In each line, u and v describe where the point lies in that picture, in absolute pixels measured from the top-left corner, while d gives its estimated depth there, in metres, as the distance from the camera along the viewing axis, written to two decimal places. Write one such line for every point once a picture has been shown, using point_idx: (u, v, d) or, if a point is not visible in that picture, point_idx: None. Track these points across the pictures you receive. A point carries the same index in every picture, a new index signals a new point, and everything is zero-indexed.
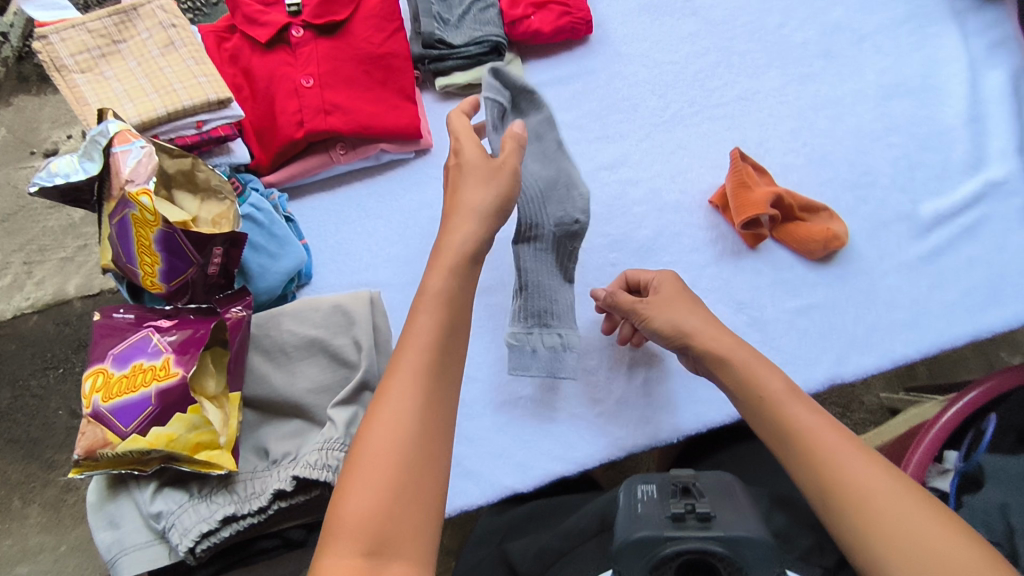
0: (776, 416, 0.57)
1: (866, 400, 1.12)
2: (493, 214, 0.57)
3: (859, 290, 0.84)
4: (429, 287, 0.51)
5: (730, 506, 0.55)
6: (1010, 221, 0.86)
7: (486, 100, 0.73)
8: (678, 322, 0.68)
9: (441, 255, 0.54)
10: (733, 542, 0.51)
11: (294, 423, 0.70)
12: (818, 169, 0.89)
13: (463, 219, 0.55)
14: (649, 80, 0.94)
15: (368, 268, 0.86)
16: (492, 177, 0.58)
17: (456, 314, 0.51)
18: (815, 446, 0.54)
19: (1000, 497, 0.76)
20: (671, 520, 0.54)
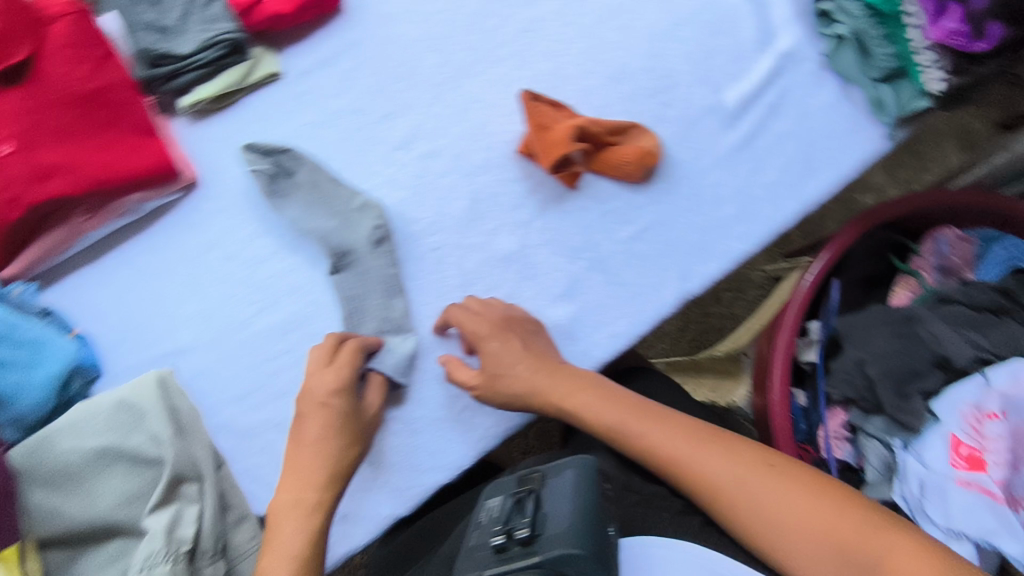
0: (626, 438, 0.65)
1: (754, 277, 1.34)
2: (344, 476, 0.68)
3: (686, 198, 0.81)
4: (286, 550, 0.63)
5: (567, 517, 0.52)
6: (807, 86, 0.84)
7: (253, 173, 0.78)
8: (501, 396, 0.70)
9: (293, 506, 0.65)
10: (554, 564, 0.49)
11: (112, 545, 0.62)
12: (618, 86, 0.83)
13: (322, 482, 0.66)
14: (422, 37, 0.83)
15: (168, 334, 0.75)
16: (355, 440, 0.69)
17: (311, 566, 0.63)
18: (666, 457, 0.63)
19: (857, 354, 0.84)
20: (494, 552, 0.51)
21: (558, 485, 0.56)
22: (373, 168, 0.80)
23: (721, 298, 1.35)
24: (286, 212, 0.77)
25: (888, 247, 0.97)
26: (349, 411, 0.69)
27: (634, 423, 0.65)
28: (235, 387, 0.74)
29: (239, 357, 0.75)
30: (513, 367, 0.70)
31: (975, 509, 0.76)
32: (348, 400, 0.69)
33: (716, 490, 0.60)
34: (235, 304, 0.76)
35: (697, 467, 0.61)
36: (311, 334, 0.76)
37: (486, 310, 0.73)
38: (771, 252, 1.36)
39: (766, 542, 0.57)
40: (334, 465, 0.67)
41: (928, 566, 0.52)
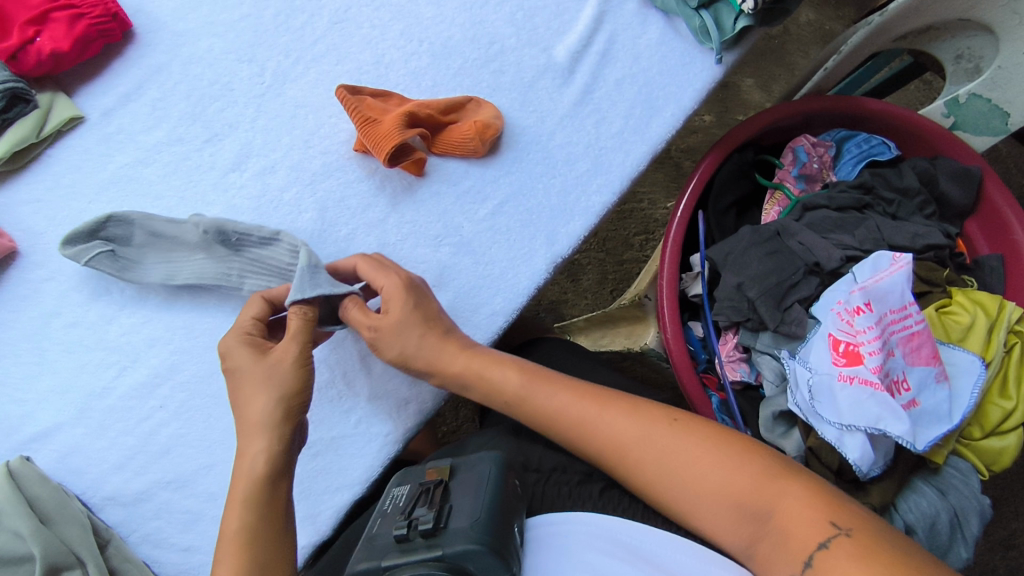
0: (531, 409, 0.65)
1: (658, 215, 1.37)
2: (270, 423, 0.62)
3: (537, 163, 0.80)
4: (227, 531, 0.58)
5: (477, 508, 0.48)
6: (633, 28, 0.84)
7: (92, 262, 0.71)
8: (396, 349, 0.66)
9: (235, 490, 0.60)
10: (456, 563, 0.44)
11: None
12: (445, 62, 0.81)
13: (250, 441, 0.61)
14: (229, 50, 0.79)
15: (26, 418, 0.70)
16: (264, 385, 0.62)
17: (255, 550, 0.58)
18: (570, 423, 0.63)
19: (735, 278, 0.85)
20: (397, 542, 0.46)
21: (469, 477, 0.51)
22: (208, 197, 0.75)
23: (632, 242, 1.36)
24: (154, 276, 0.72)
25: (750, 168, 0.98)
26: (251, 362, 0.63)
27: (538, 393, 0.65)
28: (113, 456, 0.70)
29: (110, 426, 0.71)
30: (416, 329, 0.65)
31: (861, 402, 0.73)
32: (244, 352, 0.64)
33: (619, 451, 0.60)
34: (94, 371, 0.72)
35: (601, 430, 0.61)
36: (181, 383, 0.72)
37: (395, 270, 0.67)
38: (669, 186, 1.39)
39: (665, 499, 0.58)
40: (253, 418, 0.62)
41: (816, 509, 0.53)
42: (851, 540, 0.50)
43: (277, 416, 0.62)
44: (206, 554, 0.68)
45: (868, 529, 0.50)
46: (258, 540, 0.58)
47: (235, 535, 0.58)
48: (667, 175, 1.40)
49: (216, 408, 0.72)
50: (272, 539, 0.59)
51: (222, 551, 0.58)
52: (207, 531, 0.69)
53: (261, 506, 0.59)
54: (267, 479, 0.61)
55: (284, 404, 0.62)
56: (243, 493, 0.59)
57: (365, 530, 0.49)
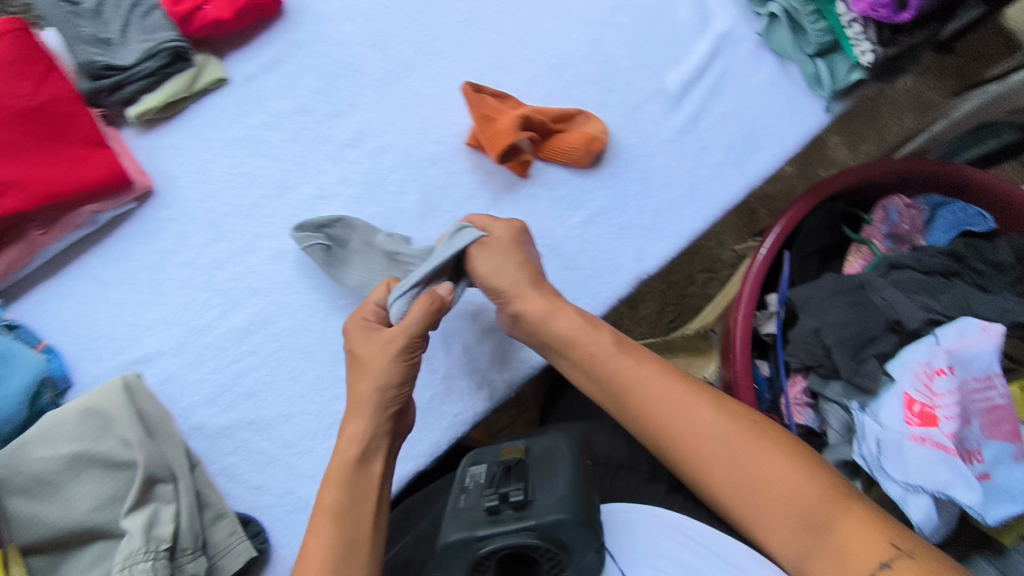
0: (611, 375, 0.64)
1: (725, 256, 1.37)
2: (371, 404, 0.65)
3: (635, 181, 0.83)
4: (322, 504, 0.61)
5: (556, 476, 0.48)
6: (746, 65, 0.86)
7: (308, 249, 0.76)
8: (493, 265, 0.70)
9: (331, 469, 0.63)
10: (548, 529, 0.44)
11: (96, 546, 0.64)
12: (560, 74, 0.85)
13: (354, 421, 0.65)
14: (363, 36, 0.84)
15: (133, 342, 0.76)
16: (371, 365, 0.65)
17: (347, 523, 0.60)
18: (648, 398, 0.62)
19: (813, 322, 0.84)
20: (486, 513, 0.46)
21: (547, 457, 0.50)
22: (324, 167, 0.81)
23: (694, 278, 1.36)
24: (352, 280, 0.77)
25: (840, 218, 0.98)
26: (365, 349, 0.67)
27: (622, 362, 0.65)
28: (204, 390, 0.76)
29: (205, 361, 0.76)
30: (513, 259, 0.70)
31: (931, 464, 0.72)
32: (361, 337, 0.68)
33: (694, 436, 0.59)
34: (199, 309, 0.77)
35: (680, 411, 0.61)
36: (275, 332, 0.77)
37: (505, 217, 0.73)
38: (739, 229, 1.39)
39: (726, 491, 0.57)
40: (360, 397, 0.65)
41: (879, 535, 0.52)
42: (913, 563, 0.50)
43: (381, 400, 0.65)
44: (275, 496, 0.74)
45: (931, 561, 0.50)
46: (352, 516, 0.60)
47: (331, 508, 0.60)
48: (740, 218, 1.39)
49: (303, 362, 0.77)
50: (356, 519, 0.60)
51: (318, 520, 0.60)
52: (281, 472, 0.74)
53: (351, 484, 0.62)
54: (358, 461, 0.63)
55: (389, 389, 0.65)
56: (340, 471, 0.62)
57: (448, 506, 0.48)
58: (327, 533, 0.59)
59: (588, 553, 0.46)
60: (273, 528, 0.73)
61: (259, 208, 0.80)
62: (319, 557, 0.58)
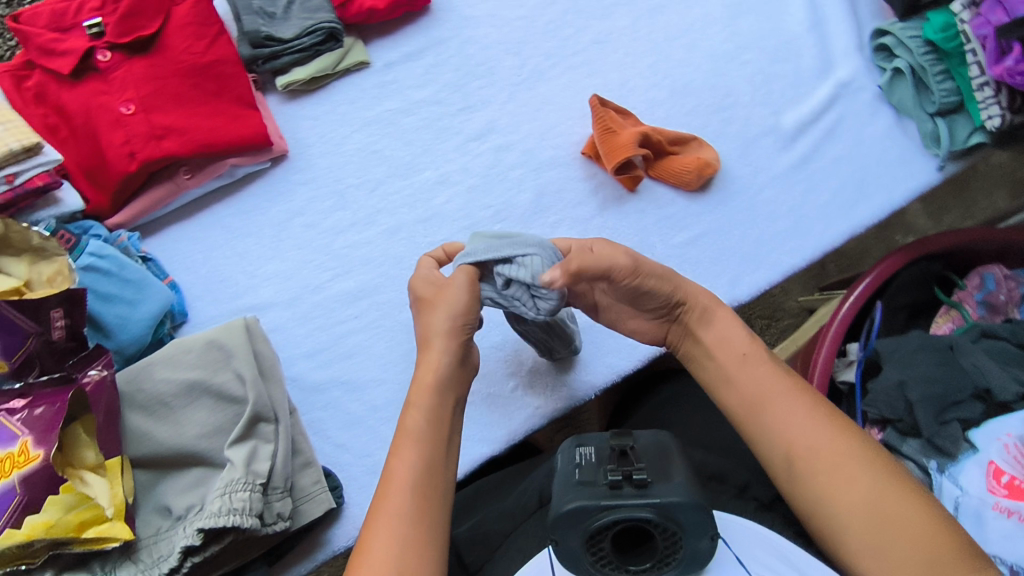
0: (752, 389, 0.58)
1: (789, 305, 1.24)
2: (448, 335, 0.60)
3: (740, 210, 0.86)
4: (406, 426, 0.57)
5: (671, 463, 0.54)
6: (863, 115, 0.88)
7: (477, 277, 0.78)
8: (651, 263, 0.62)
9: (415, 393, 0.59)
10: (667, 508, 0.49)
11: (193, 472, 0.68)
12: (681, 100, 0.89)
13: (428, 354, 0.60)
14: (502, 40, 0.90)
15: (249, 291, 0.82)
16: (441, 298, 0.61)
17: (429, 448, 0.56)
18: (790, 419, 0.56)
19: (898, 374, 0.82)
20: (609, 487, 0.52)
21: (655, 450, 0.56)
22: (448, 156, 0.87)
23: (754, 323, 1.24)
24: None
25: (934, 279, 0.96)
26: (430, 289, 0.64)
27: (769, 379, 0.58)
28: (306, 345, 0.81)
29: (312, 318, 0.81)
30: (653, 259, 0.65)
31: (1014, 537, 0.71)
32: (427, 282, 0.65)
33: (835, 467, 0.52)
34: (314, 269, 0.83)
35: (825, 441, 0.54)
36: (380, 302, 0.82)
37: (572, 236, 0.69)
38: (807, 281, 1.26)
39: (853, 535, 0.50)
40: (432, 333, 0.61)
41: None
42: None
43: (459, 330, 0.61)
44: (355, 456, 0.78)
45: None
46: (434, 441, 0.57)
47: (413, 431, 0.57)
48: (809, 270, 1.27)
49: (401, 334, 0.81)
50: (441, 447, 0.57)
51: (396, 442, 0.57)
52: (364, 434, 0.78)
53: (435, 410, 0.58)
54: (443, 389, 0.60)
55: (464, 321, 0.61)
56: (422, 397, 0.58)
57: (566, 481, 0.54)
58: (412, 453, 0.56)
59: (702, 540, 0.50)
60: (348, 486, 0.77)
61: (384, 184, 0.86)
62: (402, 477, 0.54)
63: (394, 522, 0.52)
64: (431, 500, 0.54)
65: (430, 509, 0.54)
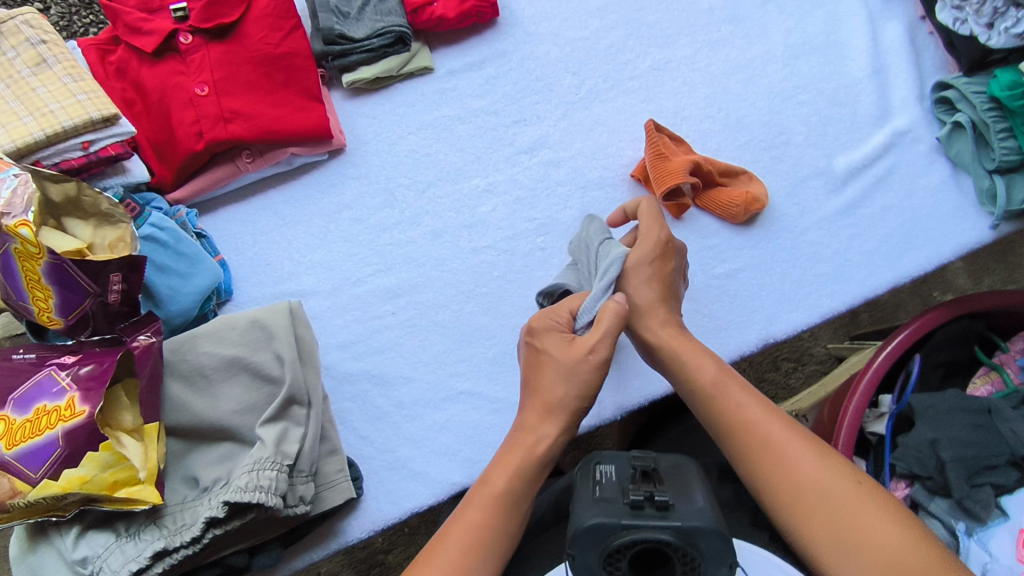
0: (710, 405, 0.59)
1: (816, 351, 1.16)
2: (566, 412, 0.62)
3: (783, 248, 0.85)
4: (489, 484, 0.57)
5: (691, 489, 0.53)
6: (917, 167, 0.88)
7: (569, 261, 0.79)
8: (627, 288, 0.69)
9: (510, 455, 0.59)
10: (689, 533, 0.48)
11: (222, 446, 0.69)
12: (734, 134, 0.89)
13: (539, 419, 0.62)
14: (562, 59, 0.92)
15: (291, 277, 0.84)
16: (569, 371, 0.62)
17: (508, 517, 0.55)
18: (747, 434, 0.56)
19: (930, 432, 0.78)
20: (629, 507, 0.51)
21: (676, 477, 0.55)
22: (498, 166, 0.88)
23: (778, 365, 1.16)
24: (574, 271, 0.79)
25: (975, 337, 0.91)
26: (560, 348, 0.63)
27: (727, 394, 0.59)
28: (341, 335, 0.82)
29: (350, 310, 0.83)
30: (644, 276, 0.69)
31: None
32: (557, 337, 0.64)
33: (789, 477, 0.52)
34: (356, 263, 0.85)
35: (778, 454, 0.54)
36: (417, 301, 0.84)
37: (661, 222, 0.72)
38: (837, 328, 1.18)
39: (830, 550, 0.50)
40: (551, 400, 0.62)
41: None
42: None
43: (575, 411, 0.62)
44: (376, 450, 0.79)
45: None
46: (514, 508, 0.55)
47: (497, 493, 0.56)
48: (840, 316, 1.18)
49: (434, 334, 0.82)
50: (518, 516, 0.55)
51: (478, 502, 0.55)
52: (388, 429, 0.79)
53: (525, 477, 0.57)
54: (540, 460, 0.59)
55: (582, 404, 0.62)
56: (518, 462, 0.58)
57: (586, 495, 0.53)
58: (481, 514, 0.54)
59: (719, 567, 0.49)
60: (368, 479, 0.78)
61: (433, 187, 0.87)
62: (466, 534, 0.53)
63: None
64: (493, 566, 0.52)
65: (486, 573, 0.52)
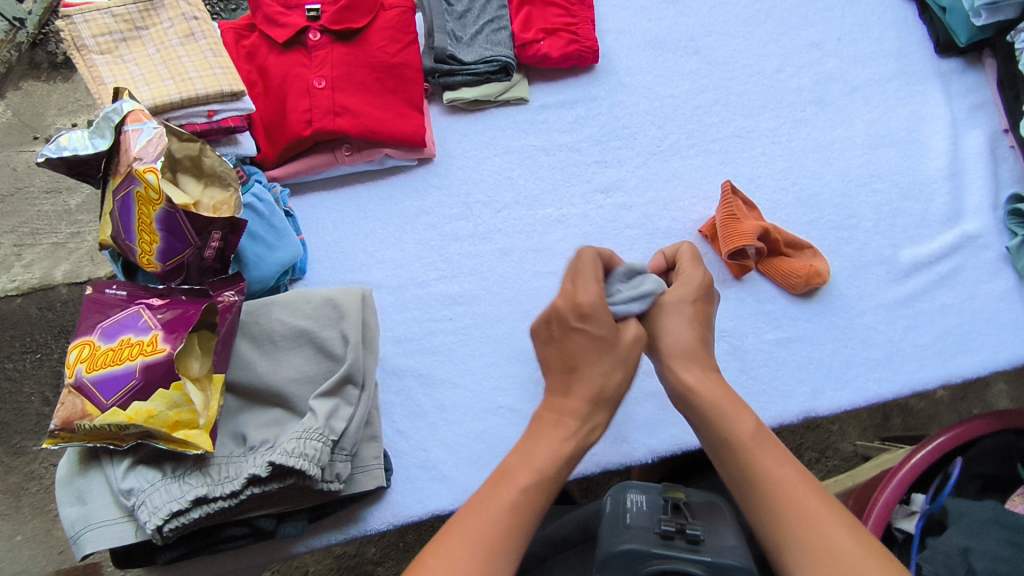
0: (742, 464, 0.54)
1: (842, 447, 1.13)
2: (611, 402, 0.58)
3: (838, 326, 0.86)
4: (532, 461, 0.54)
5: (724, 525, 0.54)
6: (981, 272, 0.89)
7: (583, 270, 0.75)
8: (668, 325, 0.62)
9: (553, 437, 0.56)
10: (719, 568, 0.51)
11: (274, 412, 0.72)
12: (805, 209, 0.92)
13: (585, 407, 0.57)
14: (650, 111, 0.97)
15: (360, 268, 0.89)
16: (621, 359, 0.58)
17: (545, 500, 0.53)
18: (782, 499, 0.51)
19: (963, 540, 0.73)
20: (660, 537, 0.54)
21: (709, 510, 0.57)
22: (573, 200, 0.92)
23: (801, 452, 1.13)
24: None
25: (1020, 456, 0.84)
26: (611, 332, 0.58)
27: (764, 455, 0.54)
28: (398, 331, 0.86)
29: (410, 308, 0.87)
30: (685, 315, 0.63)
31: None
32: (609, 321, 0.58)
33: (827, 554, 0.47)
34: (423, 266, 0.89)
35: (813, 523, 0.49)
36: (475, 311, 0.87)
37: (704, 266, 0.67)
38: (866, 426, 1.14)
39: None
40: (597, 387, 0.58)
41: None
42: None
43: (616, 396, 0.59)
44: (409, 446, 0.81)
45: None
46: (550, 493, 0.53)
47: (541, 472, 0.53)
48: (871, 414, 1.15)
49: (485, 346, 0.85)
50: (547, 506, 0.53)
51: (520, 480, 0.53)
52: (425, 428, 0.81)
53: (567, 464, 0.55)
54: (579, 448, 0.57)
55: (623, 391, 0.59)
56: (563, 445, 0.56)
57: (618, 521, 0.56)
58: (523, 489, 0.52)
59: None
60: (397, 473, 0.79)
61: (507, 209, 0.92)
62: (499, 508, 0.51)
63: (484, 545, 0.48)
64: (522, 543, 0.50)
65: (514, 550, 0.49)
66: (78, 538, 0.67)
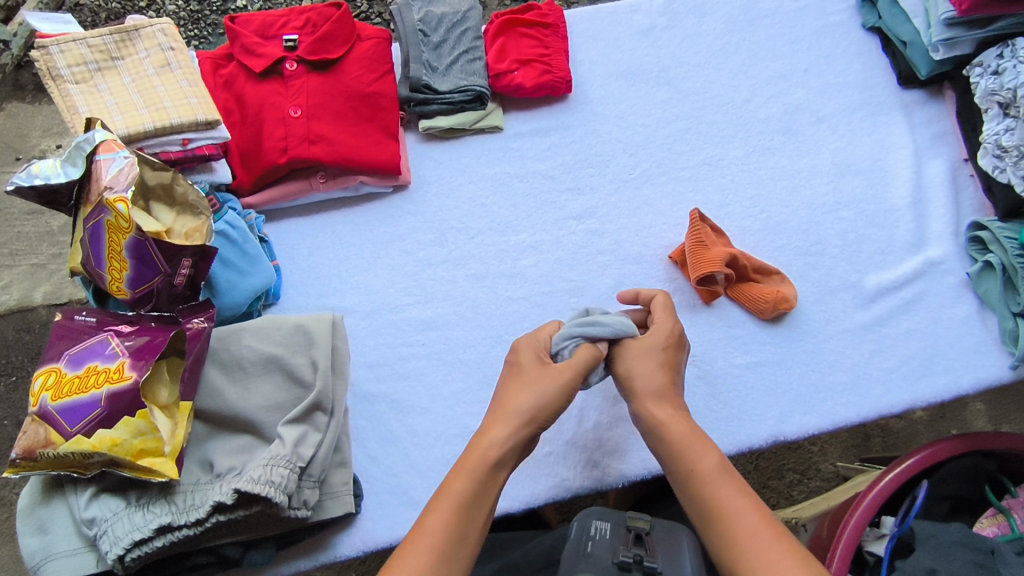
0: (702, 494, 0.58)
1: (822, 468, 1.13)
2: (524, 419, 0.65)
3: (805, 351, 0.88)
4: (449, 488, 0.59)
5: (681, 557, 0.57)
6: (944, 298, 0.91)
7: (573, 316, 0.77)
8: (639, 370, 0.68)
9: (469, 457, 0.62)
10: None
11: (242, 439, 0.72)
12: (773, 235, 0.94)
13: (499, 425, 0.64)
14: (623, 139, 0.99)
15: (335, 293, 0.89)
16: (534, 383, 0.67)
17: (468, 521, 0.57)
18: (737, 528, 0.54)
19: (929, 561, 0.74)
20: (616, 568, 0.54)
21: (669, 542, 0.58)
22: (546, 226, 0.94)
23: (782, 474, 1.13)
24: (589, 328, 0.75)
25: (985, 476, 0.85)
26: (533, 362, 0.70)
27: (721, 485, 0.58)
28: (370, 356, 0.86)
29: (383, 333, 0.87)
30: (655, 361, 0.69)
31: None
32: (536, 355, 0.70)
33: None
34: (398, 290, 0.90)
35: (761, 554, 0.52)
36: (447, 336, 0.88)
37: (676, 318, 0.73)
38: (846, 447, 1.15)
39: None
40: (513, 408, 0.65)
41: None
42: None
43: (529, 416, 0.65)
44: (381, 472, 0.81)
45: None
46: (470, 512, 0.58)
47: (457, 497, 0.58)
48: (851, 436, 1.16)
49: (457, 372, 0.86)
50: (471, 530, 0.57)
51: (440, 507, 0.58)
52: (396, 454, 0.81)
53: (482, 479, 0.60)
54: (497, 461, 0.62)
55: (539, 414, 0.65)
56: (475, 463, 0.61)
57: (577, 549, 0.57)
58: (438, 514, 0.57)
59: None
60: (367, 499, 0.79)
61: (482, 235, 0.93)
62: (425, 539, 0.55)
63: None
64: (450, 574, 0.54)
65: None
66: (39, 568, 0.66)
